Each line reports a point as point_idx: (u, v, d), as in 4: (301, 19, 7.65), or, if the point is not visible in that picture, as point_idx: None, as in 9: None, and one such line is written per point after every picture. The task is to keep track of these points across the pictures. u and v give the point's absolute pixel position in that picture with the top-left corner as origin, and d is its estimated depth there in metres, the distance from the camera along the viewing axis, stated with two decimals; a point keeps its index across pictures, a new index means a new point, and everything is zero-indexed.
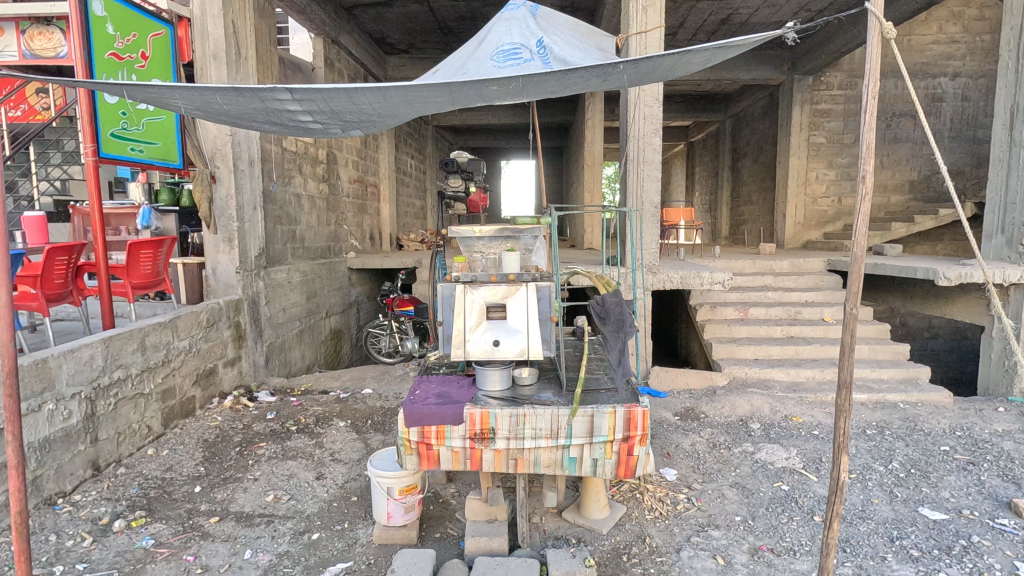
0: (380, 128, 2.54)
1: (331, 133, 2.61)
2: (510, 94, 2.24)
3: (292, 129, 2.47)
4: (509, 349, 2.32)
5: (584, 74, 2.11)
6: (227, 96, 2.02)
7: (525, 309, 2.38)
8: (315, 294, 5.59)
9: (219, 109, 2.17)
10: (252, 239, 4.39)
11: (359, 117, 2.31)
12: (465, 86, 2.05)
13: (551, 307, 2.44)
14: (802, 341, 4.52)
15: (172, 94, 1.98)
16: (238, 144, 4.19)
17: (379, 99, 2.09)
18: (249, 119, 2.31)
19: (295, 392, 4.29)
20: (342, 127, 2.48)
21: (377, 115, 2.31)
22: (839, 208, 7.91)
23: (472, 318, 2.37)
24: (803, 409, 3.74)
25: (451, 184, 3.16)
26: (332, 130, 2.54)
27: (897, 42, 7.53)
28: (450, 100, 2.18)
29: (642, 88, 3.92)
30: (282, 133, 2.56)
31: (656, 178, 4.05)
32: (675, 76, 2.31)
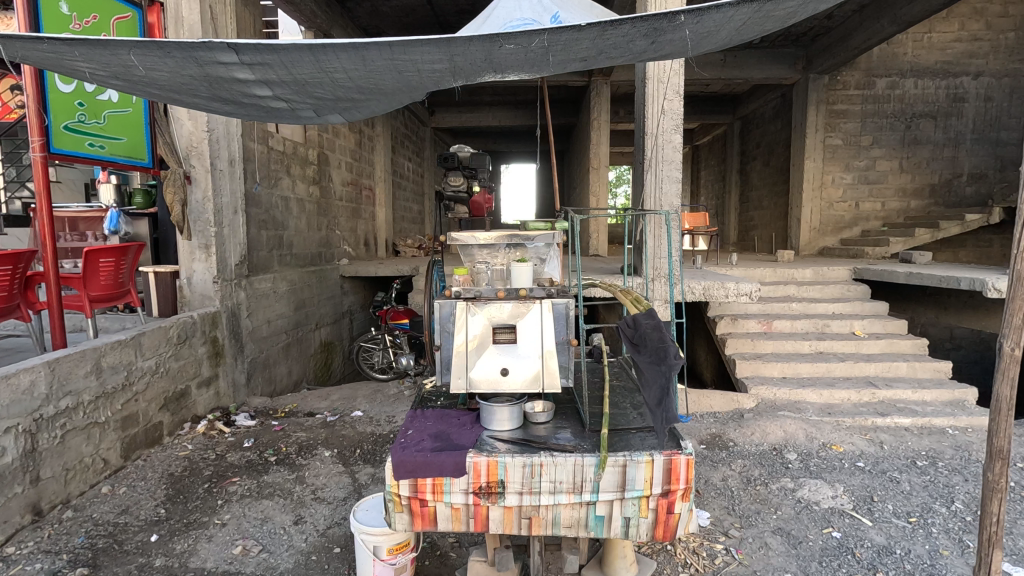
0: (362, 112, 2.23)
1: (306, 118, 2.29)
2: (529, 59, 1.87)
3: (257, 110, 2.15)
4: (520, 378, 1.98)
5: (627, 31, 1.74)
6: (151, 57, 1.65)
7: (539, 331, 2.02)
8: (303, 304, 5.20)
9: (163, 80, 1.83)
10: (232, 245, 4.01)
11: (334, 93, 1.99)
12: (472, 45, 1.69)
13: (569, 329, 2.07)
14: (834, 357, 4.15)
15: (82, 50, 1.61)
16: (216, 141, 3.81)
17: (352, 63, 1.74)
18: (189, 92, 1.95)
19: (278, 414, 3.90)
20: (318, 108, 2.16)
21: (352, 90, 1.96)
22: (856, 212, 7.55)
23: (477, 341, 2.01)
24: (841, 436, 3.36)
25: (451, 183, 2.80)
26: (308, 113, 2.22)
27: (915, 40, 7.23)
28: (447, 66, 1.82)
29: (662, 81, 3.56)
30: (236, 113, 2.20)
31: (676, 179, 3.67)
32: (745, 37, 1.96)
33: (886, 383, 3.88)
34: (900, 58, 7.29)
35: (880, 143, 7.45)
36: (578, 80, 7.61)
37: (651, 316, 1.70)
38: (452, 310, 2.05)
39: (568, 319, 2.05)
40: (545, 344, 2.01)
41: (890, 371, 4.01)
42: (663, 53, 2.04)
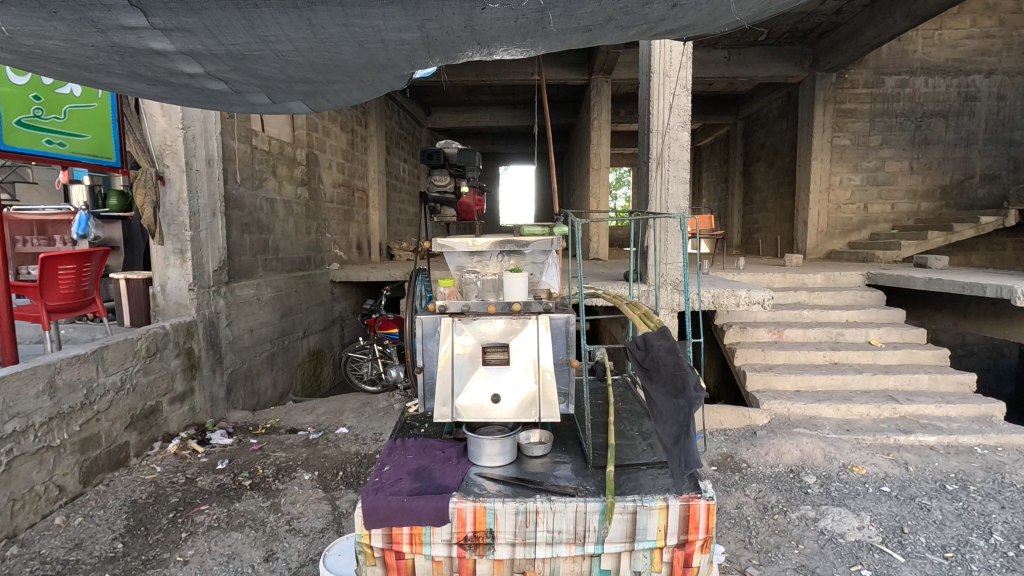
0: (325, 99, 2.07)
1: (262, 105, 2.11)
2: (524, 29, 1.60)
3: (204, 95, 1.95)
4: (513, 406, 1.74)
5: None
6: (47, 26, 1.42)
7: (535, 351, 1.78)
8: (290, 311, 4.95)
9: (73, 54, 1.58)
10: (210, 250, 3.76)
11: (282, 71, 1.78)
12: (449, 8, 1.44)
13: (569, 348, 1.83)
14: (850, 369, 3.90)
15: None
16: (191, 139, 3.57)
17: (301, 35, 1.52)
18: (104, 70, 1.72)
19: (258, 431, 3.65)
20: (271, 92, 1.97)
21: (304, 69, 1.76)
22: (865, 215, 7.32)
23: (464, 364, 1.77)
24: (862, 456, 3.12)
25: (436, 182, 2.57)
26: (263, 99, 2.04)
27: (926, 38, 7.01)
28: (422, 38, 1.57)
29: (668, 74, 3.32)
30: (165, 98, 1.98)
31: (683, 180, 3.43)
32: (780, 3, 1.68)
33: (907, 397, 3.64)
34: (910, 56, 7.07)
35: (889, 143, 7.21)
36: (577, 78, 7.39)
37: (663, 336, 1.47)
38: (436, 328, 1.82)
39: (568, 337, 1.82)
40: (542, 367, 1.77)
41: (910, 385, 3.77)
42: (677, 30, 1.79)
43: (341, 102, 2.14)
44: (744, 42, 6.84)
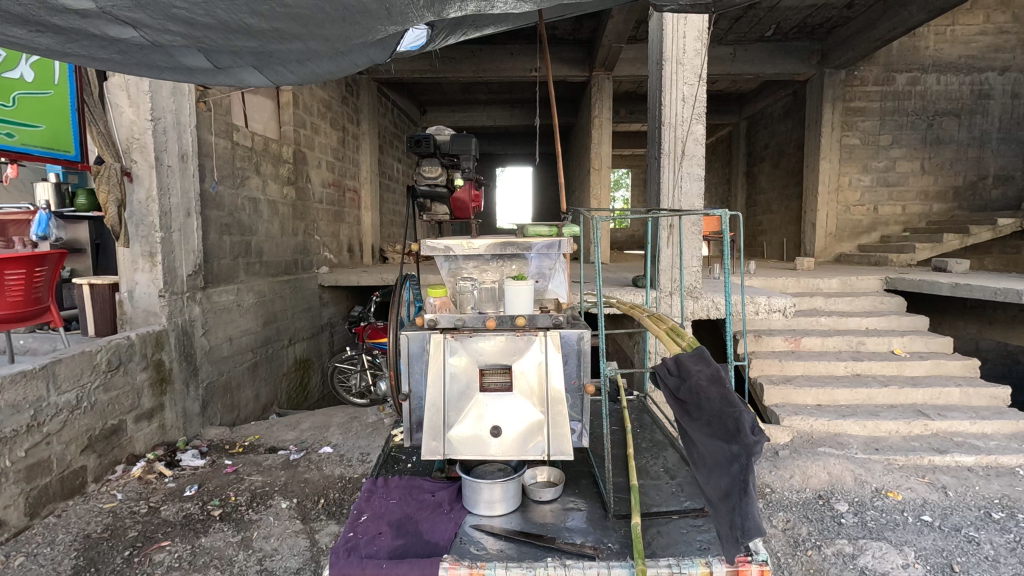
0: (288, 69, 1.91)
1: (201, 70, 1.88)
2: None
3: (118, 50, 1.63)
4: (516, 440, 1.47)
5: None
6: None
7: (542, 374, 1.51)
8: (274, 318, 4.65)
9: None
10: (184, 253, 3.46)
11: (222, 24, 1.53)
12: None
13: (582, 370, 1.54)
14: (875, 381, 3.63)
15: None
16: (162, 132, 3.28)
17: None
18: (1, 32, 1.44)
19: (234, 450, 3.35)
20: (211, 52, 1.73)
21: (247, 19, 1.51)
22: (874, 217, 7.08)
23: (458, 390, 1.49)
24: (896, 480, 2.85)
25: (426, 174, 2.32)
26: (201, 62, 1.80)
27: (937, 34, 6.78)
28: None
29: (682, 61, 3.05)
30: (85, 63, 1.70)
31: (698, 177, 3.16)
32: None
33: (939, 413, 3.37)
34: (921, 53, 6.85)
35: (900, 142, 6.98)
36: (578, 75, 7.12)
37: (700, 360, 1.20)
38: (424, 348, 1.54)
39: (581, 357, 1.53)
40: (551, 394, 1.50)
41: (940, 399, 3.51)
42: None
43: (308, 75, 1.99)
44: (751, 37, 6.59)
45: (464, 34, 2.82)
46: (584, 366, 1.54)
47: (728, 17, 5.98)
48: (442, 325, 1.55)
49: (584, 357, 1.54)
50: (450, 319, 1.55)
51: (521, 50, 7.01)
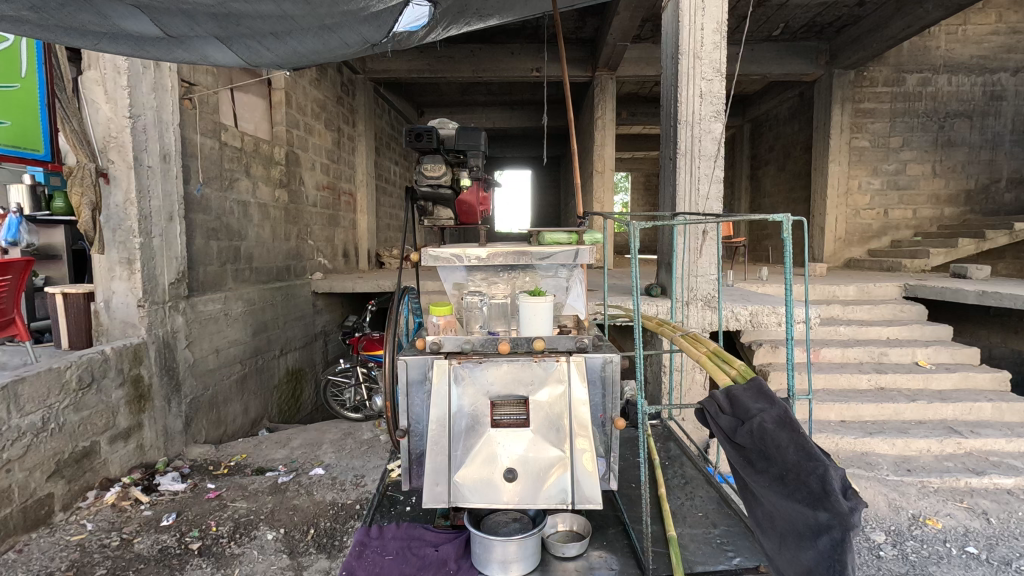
0: (266, 47, 2.19)
1: (152, 40, 1.99)
2: None
3: (31, 4, 1.62)
4: (535, 484, 1.27)
5: None
6: None
7: (563, 406, 1.31)
8: (264, 327, 4.42)
9: None
10: (166, 260, 3.24)
11: None
12: None
13: (609, 399, 1.34)
14: (901, 395, 3.43)
15: None
16: (142, 131, 3.05)
17: None
18: None
19: (218, 471, 3.12)
20: (152, 14, 1.81)
21: None
22: (884, 221, 6.90)
23: (466, 426, 1.30)
24: (934, 505, 2.64)
25: (428, 173, 2.14)
26: (145, 28, 1.88)
27: (949, 33, 6.62)
28: None
29: (699, 55, 2.85)
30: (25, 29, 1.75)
31: (717, 179, 2.95)
32: None
33: (972, 430, 3.17)
34: (932, 53, 6.68)
35: (911, 145, 6.81)
36: (580, 75, 6.92)
37: (763, 400, 1.11)
38: (425, 375, 1.34)
39: (608, 384, 1.33)
40: (576, 429, 1.30)
41: (971, 414, 3.31)
42: None
43: (285, 53, 2.30)
44: (758, 36, 6.41)
45: (466, 25, 2.64)
46: (614, 395, 1.34)
47: (736, 15, 5.80)
48: (447, 348, 1.34)
49: (613, 384, 1.34)
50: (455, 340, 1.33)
51: (522, 49, 6.82)
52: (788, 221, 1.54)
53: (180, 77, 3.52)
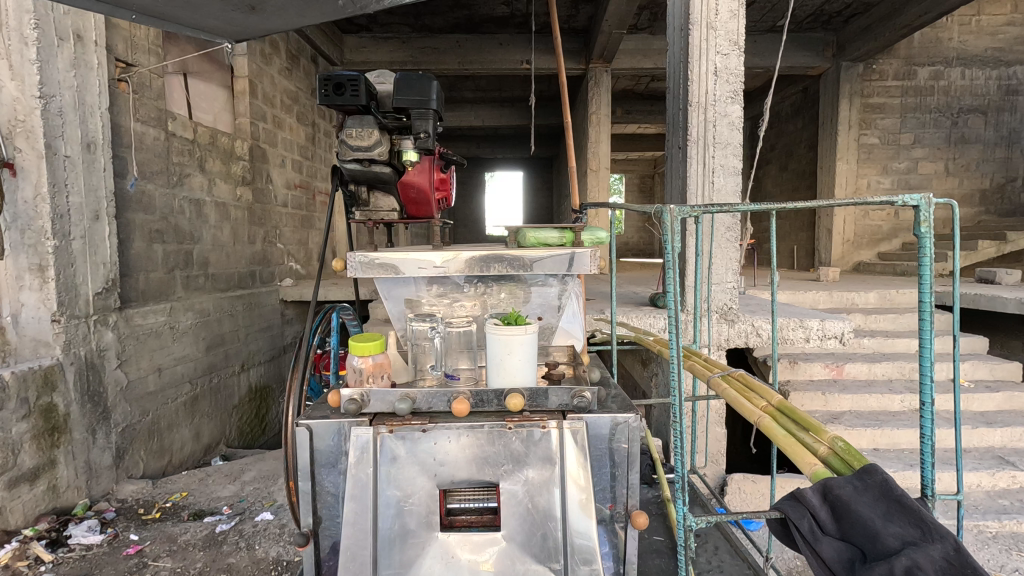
0: None
1: None
2: None
3: None
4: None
5: None
6: None
7: (542, 487, 1.14)
8: (220, 341, 3.94)
9: None
10: (91, 266, 2.77)
11: None
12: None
13: (607, 476, 1.18)
14: (939, 419, 3.01)
15: None
16: (57, 114, 2.58)
17: None
18: None
19: (150, 515, 2.65)
20: None
21: None
22: (895, 222, 6.52)
23: (414, 519, 1.14)
24: (996, 556, 2.23)
25: (354, 135, 1.76)
26: None
27: (962, 24, 6.27)
28: None
29: (713, 24, 2.43)
30: None
31: (734, 170, 2.53)
32: None
33: None
34: (945, 44, 6.33)
35: (922, 142, 6.44)
36: (574, 67, 6.51)
37: (901, 520, 0.91)
38: (339, 450, 1.17)
39: (612, 458, 1.17)
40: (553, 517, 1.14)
41: (1021, 440, 2.90)
42: None
43: None
44: (761, 26, 6.03)
45: None
46: (634, 472, 1.18)
47: None
48: (370, 410, 1.19)
49: (622, 460, 1.17)
50: (393, 394, 1.18)
51: (510, 40, 6.39)
52: (926, 204, 1.07)
53: (114, 56, 3.05)
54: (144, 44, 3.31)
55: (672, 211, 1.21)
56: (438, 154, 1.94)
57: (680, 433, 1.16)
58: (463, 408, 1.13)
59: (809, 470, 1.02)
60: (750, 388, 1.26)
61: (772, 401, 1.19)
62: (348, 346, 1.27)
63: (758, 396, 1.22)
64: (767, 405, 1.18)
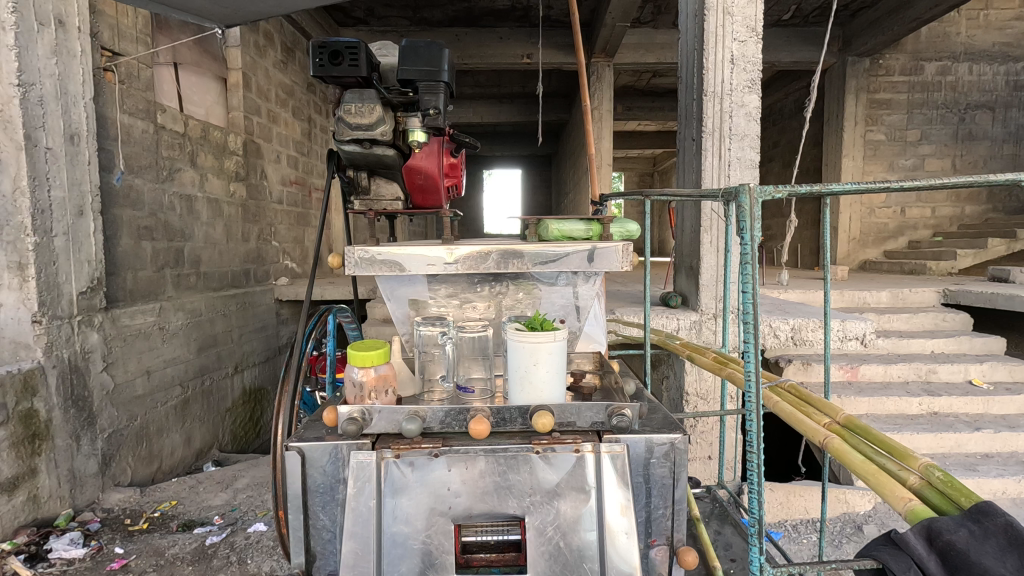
0: None
1: None
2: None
3: None
4: None
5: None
6: None
7: (573, 519, 1.05)
8: (213, 343, 3.81)
9: None
10: (74, 265, 2.63)
11: None
12: None
13: (643, 502, 1.10)
14: (961, 423, 2.90)
15: None
16: (37, 104, 2.44)
17: None
18: None
19: (137, 526, 2.53)
20: None
21: None
22: (901, 220, 6.42)
23: (423, 556, 1.03)
24: None
25: (349, 112, 1.65)
26: None
27: (970, 18, 6.18)
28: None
29: (731, 8, 2.31)
30: None
31: (752, 163, 2.42)
32: None
33: None
34: (952, 39, 6.24)
35: (929, 138, 6.34)
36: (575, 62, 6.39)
37: None
38: (337, 476, 1.07)
39: (649, 484, 1.09)
40: (582, 557, 1.03)
41: None
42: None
43: None
44: (767, 20, 5.91)
45: None
46: (680, 501, 1.10)
47: None
48: (372, 431, 1.09)
49: (662, 486, 1.10)
50: (400, 412, 1.09)
51: (511, 34, 6.25)
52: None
53: (99, 44, 2.91)
54: (132, 32, 3.16)
55: (752, 190, 0.98)
56: (448, 135, 1.82)
57: (755, 472, 1.01)
58: (482, 428, 1.04)
59: (904, 507, 0.85)
60: (805, 403, 1.14)
61: (837, 418, 1.06)
62: (347, 357, 1.16)
63: (817, 411, 1.10)
64: (831, 422, 1.05)
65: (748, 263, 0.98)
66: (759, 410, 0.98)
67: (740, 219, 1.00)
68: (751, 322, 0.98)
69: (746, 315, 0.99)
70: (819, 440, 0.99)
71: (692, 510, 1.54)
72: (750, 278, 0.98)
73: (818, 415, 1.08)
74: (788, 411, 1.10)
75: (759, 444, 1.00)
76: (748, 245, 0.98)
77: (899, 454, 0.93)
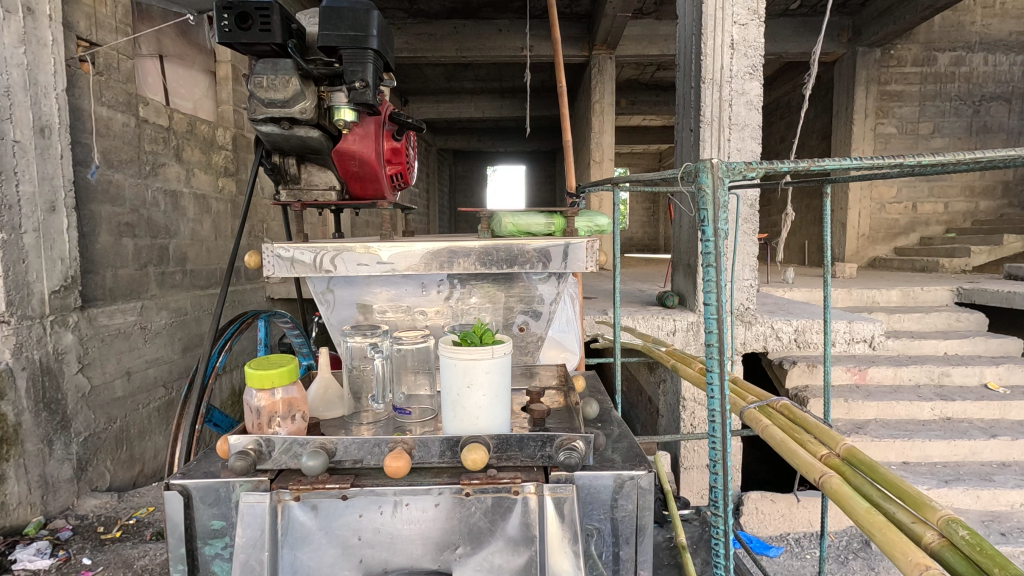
0: None
1: None
2: None
3: None
4: None
5: None
6: None
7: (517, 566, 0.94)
8: (198, 343, 3.71)
9: None
10: (46, 263, 2.54)
11: None
12: None
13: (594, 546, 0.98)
14: (976, 429, 2.75)
15: None
16: (5, 96, 2.34)
17: None
18: None
19: (110, 534, 2.43)
20: None
21: None
22: (912, 216, 6.24)
23: None
24: None
25: (262, 83, 1.54)
26: None
27: (985, 7, 5.97)
28: None
29: None
30: None
31: (752, 155, 2.29)
32: None
33: None
34: (967, 29, 6.03)
35: (942, 131, 6.15)
36: (576, 55, 6.24)
37: None
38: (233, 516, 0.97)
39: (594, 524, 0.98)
40: None
41: None
42: None
43: None
44: (774, 9, 5.73)
45: None
46: (643, 552, 1.00)
47: None
48: (269, 466, 0.98)
49: (625, 532, 0.99)
50: (303, 446, 0.97)
51: (510, 25, 6.12)
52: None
53: (74, 34, 2.80)
54: (110, 22, 3.05)
55: (715, 167, 0.83)
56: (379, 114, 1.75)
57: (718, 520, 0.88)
58: (398, 466, 0.92)
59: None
60: (800, 427, 1.02)
61: (837, 449, 0.92)
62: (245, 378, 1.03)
63: (813, 440, 0.96)
64: (829, 454, 0.91)
65: (712, 264, 0.85)
66: (725, 446, 0.85)
67: (702, 207, 0.87)
68: (716, 342, 0.86)
69: (710, 333, 0.86)
70: (815, 478, 0.84)
71: (679, 538, 1.41)
72: (713, 284, 0.85)
73: (815, 445, 0.94)
74: (778, 439, 0.96)
75: (726, 503, 0.86)
76: (711, 241, 0.84)
77: (914, 502, 0.76)
